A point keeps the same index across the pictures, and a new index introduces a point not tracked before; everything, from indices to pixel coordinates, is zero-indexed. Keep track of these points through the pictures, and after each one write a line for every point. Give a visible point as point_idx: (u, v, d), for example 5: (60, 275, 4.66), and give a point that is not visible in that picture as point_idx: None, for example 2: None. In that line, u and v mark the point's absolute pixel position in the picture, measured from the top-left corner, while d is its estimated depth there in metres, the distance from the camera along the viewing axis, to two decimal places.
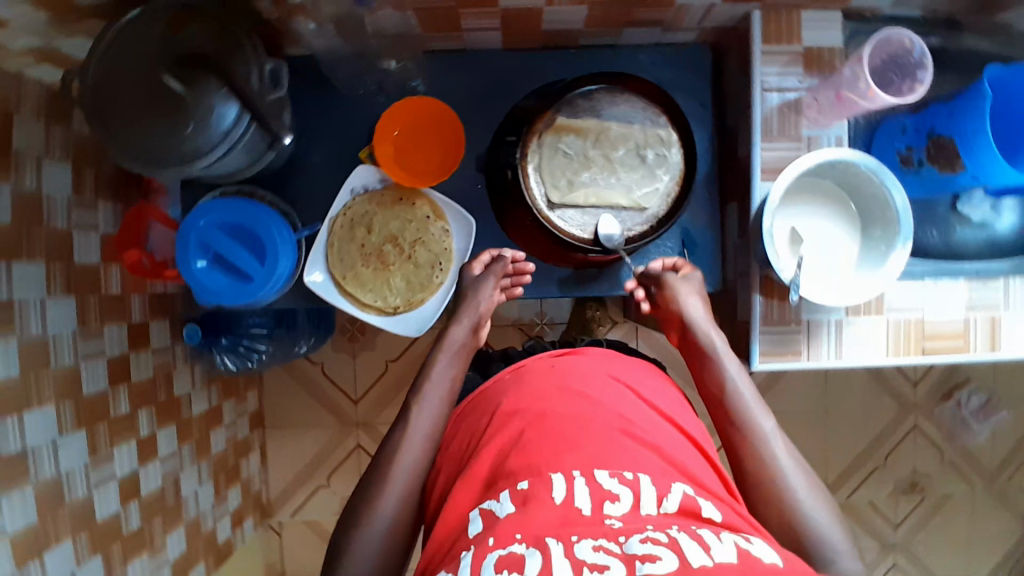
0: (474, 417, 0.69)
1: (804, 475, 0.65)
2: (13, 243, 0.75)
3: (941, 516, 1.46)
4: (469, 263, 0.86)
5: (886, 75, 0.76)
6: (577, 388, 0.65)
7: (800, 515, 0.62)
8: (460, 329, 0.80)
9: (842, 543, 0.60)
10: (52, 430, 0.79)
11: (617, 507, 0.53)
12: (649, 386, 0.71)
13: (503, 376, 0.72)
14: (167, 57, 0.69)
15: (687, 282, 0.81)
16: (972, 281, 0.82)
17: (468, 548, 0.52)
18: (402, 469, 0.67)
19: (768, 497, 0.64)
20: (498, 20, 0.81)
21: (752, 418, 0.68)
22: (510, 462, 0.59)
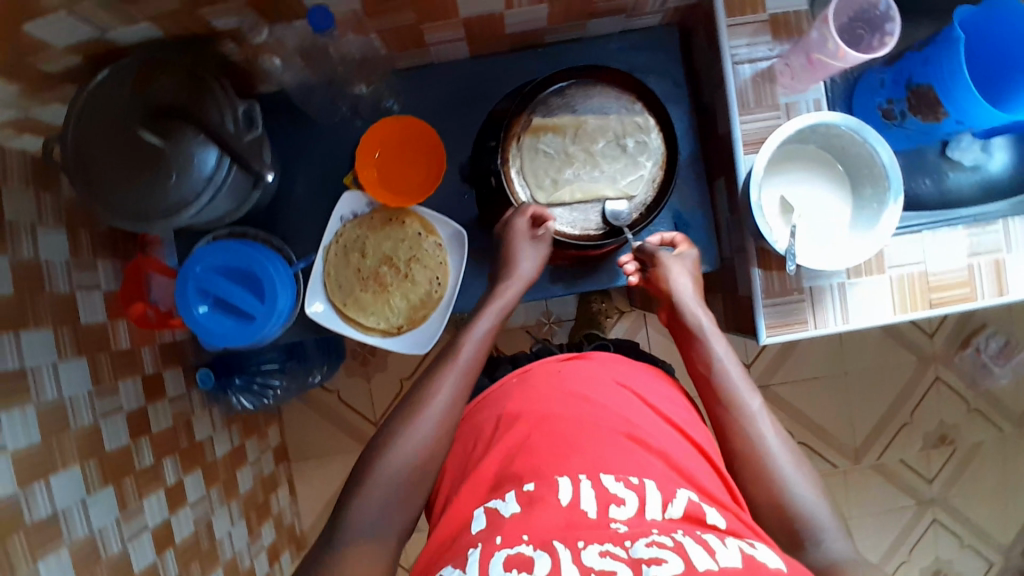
0: (480, 415, 0.71)
1: (792, 455, 0.64)
2: (18, 312, 0.76)
3: (974, 465, 1.44)
4: (517, 214, 0.80)
5: (856, 32, 0.75)
6: (584, 393, 0.67)
7: (782, 490, 0.61)
8: (506, 295, 0.77)
9: (830, 522, 0.59)
10: (79, 490, 0.80)
11: (622, 511, 0.55)
12: (653, 388, 0.72)
13: (509, 379, 0.73)
14: (141, 111, 0.70)
15: (681, 259, 0.81)
16: (972, 228, 0.81)
17: (474, 544, 0.55)
18: (433, 413, 0.65)
19: (754, 477, 0.63)
20: (461, 30, 0.82)
21: (740, 397, 0.69)
22: (514, 465, 0.61)
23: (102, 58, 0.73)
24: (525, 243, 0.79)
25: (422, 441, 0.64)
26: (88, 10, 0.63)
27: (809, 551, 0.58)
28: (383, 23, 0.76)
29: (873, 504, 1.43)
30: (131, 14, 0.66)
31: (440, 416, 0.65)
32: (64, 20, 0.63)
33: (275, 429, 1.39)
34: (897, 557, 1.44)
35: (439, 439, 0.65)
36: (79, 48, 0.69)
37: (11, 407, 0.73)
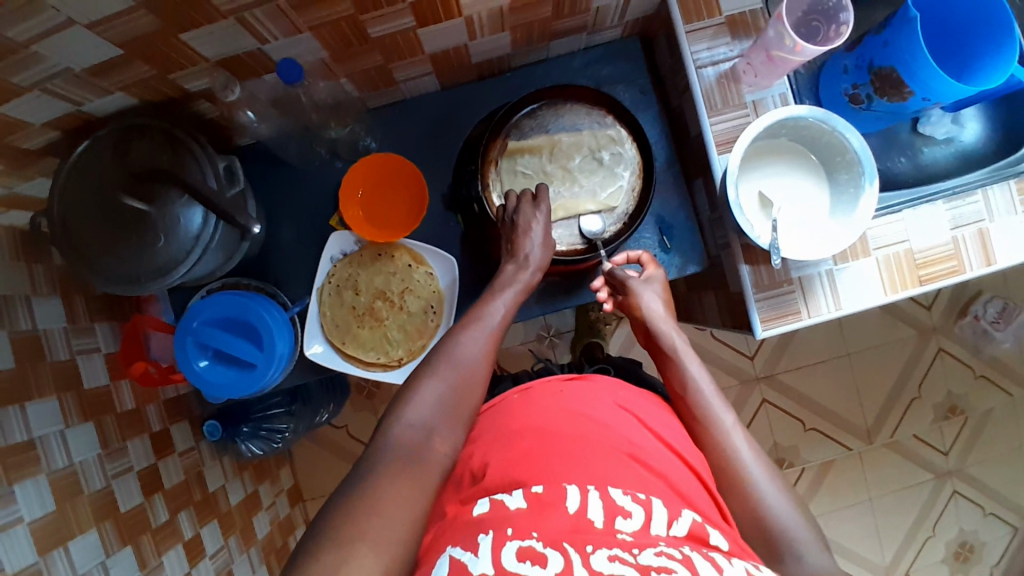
0: (485, 427, 0.71)
1: (766, 468, 0.67)
2: (22, 384, 0.77)
3: (988, 432, 1.44)
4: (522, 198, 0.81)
5: (812, 25, 0.77)
6: (591, 416, 0.68)
7: (764, 508, 0.64)
8: (526, 277, 0.76)
9: (805, 532, 0.62)
10: (98, 553, 0.80)
11: (628, 523, 0.55)
12: (657, 416, 0.72)
13: (510, 395, 0.74)
14: (125, 179, 0.72)
15: (650, 286, 0.80)
16: (950, 201, 0.82)
17: (484, 531, 0.55)
18: (462, 366, 0.66)
19: (740, 493, 0.65)
20: (429, 66, 0.84)
21: (714, 415, 0.71)
22: (519, 471, 0.61)
23: (80, 129, 0.75)
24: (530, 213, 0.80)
25: (451, 388, 0.64)
26: (62, 86, 0.65)
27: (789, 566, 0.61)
28: (353, 67, 0.79)
29: (892, 481, 1.43)
30: (104, 85, 0.68)
31: (469, 369, 0.66)
32: (39, 98, 0.65)
33: (287, 471, 1.39)
34: (922, 533, 1.43)
35: (468, 390, 0.65)
36: (57, 122, 0.71)
37: (21, 478, 0.73)
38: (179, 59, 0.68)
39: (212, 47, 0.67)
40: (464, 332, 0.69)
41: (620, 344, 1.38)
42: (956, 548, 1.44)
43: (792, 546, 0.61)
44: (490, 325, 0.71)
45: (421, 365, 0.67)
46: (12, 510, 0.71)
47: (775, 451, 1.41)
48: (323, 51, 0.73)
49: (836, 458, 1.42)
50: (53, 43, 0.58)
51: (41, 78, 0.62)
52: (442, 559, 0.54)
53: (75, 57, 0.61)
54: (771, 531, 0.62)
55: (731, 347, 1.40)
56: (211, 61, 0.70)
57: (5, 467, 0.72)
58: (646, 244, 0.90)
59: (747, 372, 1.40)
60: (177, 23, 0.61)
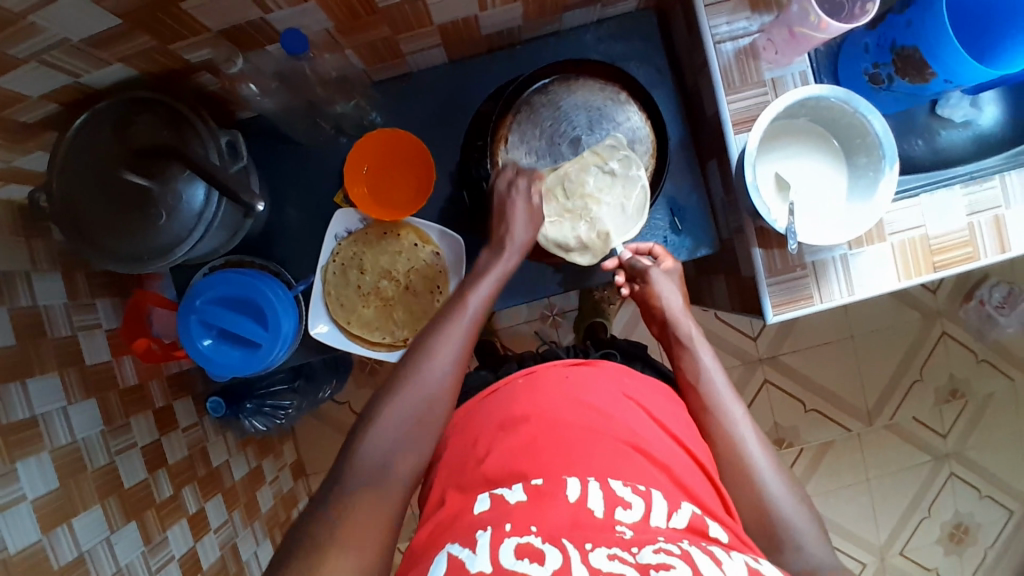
0: (485, 414, 0.69)
1: (771, 459, 0.67)
2: (23, 362, 0.76)
3: (988, 416, 1.45)
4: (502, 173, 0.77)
5: (837, 1, 0.74)
6: (594, 403, 0.67)
7: (771, 503, 0.64)
8: (502, 265, 0.73)
9: (805, 522, 0.63)
10: (103, 529, 0.80)
11: (628, 514, 0.56)
12: (664, 408, 0.71)
13: (515, 379, 0.72)
14: (125, 155, 0.70)
15: (669, 275, 0.79)
16: (967, 185, 0.80)
17: (482, 526, 0.55)
18: (427, 377, 0.63)
19: (746, 482, 0.66)
20: (438, 38, 0.82)
21: (723, 407, 0.70)
22: (522, 463, 0.61)
23: (79, 102, 0.72)
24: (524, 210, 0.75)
25: (418, 404, 0.62)
26: (60, 57, 0.62)
27: (789, 555, 0.61)
28: (359, 39, 0.76)
29: (890, 463, 1.44)
30: (103, 57, 0.65)
31: (434, 380, 0.63)
32: (35, 70, 0.62)
33: (290, 446, 1.40)
34: (918, 514, 1.45)
35: (433, 404, 0.62)
36: (55, 95, 0.68)
37: (24, 456, 0.73)
38: (181, 30, 0.65)
39: (215, 18, 0.64)
40: (435, 341, 0.65)
41: (622, 325, 1.38)
42: (951, 529, 1.46)
43: (795, 533, 0.62)
44: (455, 339, 0.65)
45: (390, 375, 0.64)
46: (15, 488, 0.70)
47: (775, 432, 1.42)
48: (330, 22, 0.71)
49: (835, 439, 1.43)
50: (49, 13, 0.56)
51: (38, 49, 0.60)
52: (440, 557, 0.54)
53: (73, 27, 0.59)
54: (771, 519, 0.63)
55: (736, 329, 1.39)
56: (213, 32, 0.67)
57: (7, 444, 0.71)
58: (657, 226, 0.88)
59: (751, 353, 1.40)
60: None
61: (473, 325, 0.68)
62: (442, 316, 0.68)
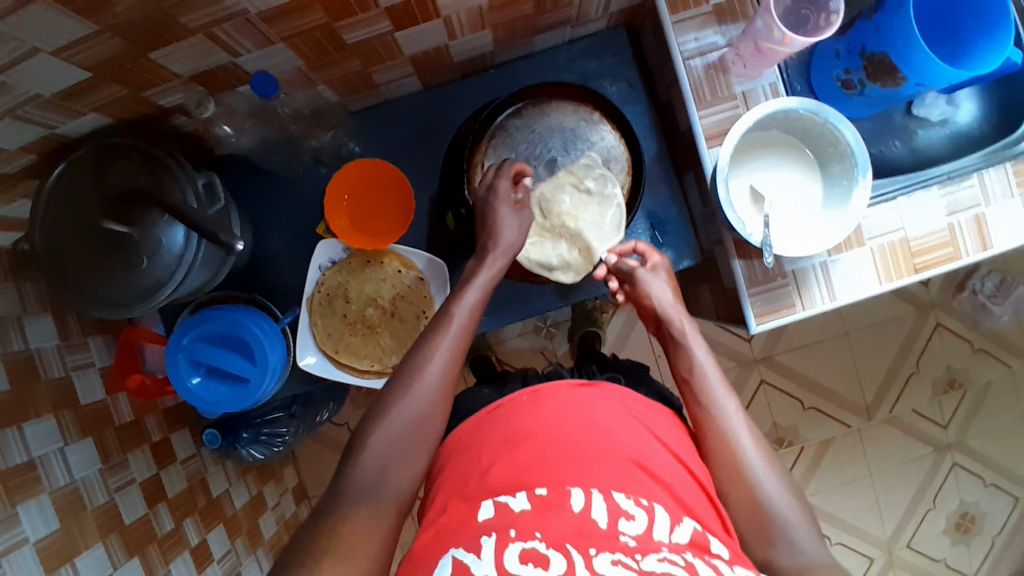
0: (488, 431, 0.69)
1: (766, 457, 0.66)
2: (18, 406, 0.77)
3: (986, 405, 1.45)
4: (496, 170, 0.78)
5: (801, 13, 0.75)
6: (600, 421, 0.67)
7: (765, 500, 0.63)
8: (488, 269, 0.73)
9: (799, 521, 0.62)
10: (105, 567, 0.81)
11: (631, 526, 0.56)
12: (666, 427, 0.71)
13: (518, 397, 0.72)
14: (103, 203, 0.70)
15: (657, 272, 0.78)
16: (946, 186, 0.80)
17: (487, 532, 0.56)
18: (424, 385, 0.63)
19: (738, 478, 0.65)
20: (410, 67, 0.82)
21: (716, 404, 0.70)
22: (524, 472, 0.62)
23: (57, 151, 0.73)
24: (511, 210, 0.76)
25: (412, 415, 0.62)
26: (34, 112, 0.63)
27: (781, 552, 0.61)
28: (331, 73, 0.77)
29: (892, 456, 1.44)
30: (77, 108, 0.66)
31: (430, 387, 0.63)
32: (10, 125, 0.63)
33: (290, 469, 1.41)
34: (923, 505, 1.45)
35: (429, 412, 0.63)
36: (33, 146, 0.69)
37: (24, 500, 0.74)
38: (152, 78, 0.66)
39: (184, 63, 0.65)
40: (424, 361, 0.65)
41: (617, 334, 1.38)
42: (956, 519, 1.46)
43: (789, 534, 0.61)
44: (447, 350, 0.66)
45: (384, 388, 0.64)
46: (16, 532, 0.71)
47: (774, 431, 1.42)
48: (300, 60, 0.71)
49: (835, 436, 1.43)
50: (20, 70, 0.56)
51: (11, 106, 0.60)
52: (445, 560, 0.56)
53: (44, 82, 0.59)
54: (764, 517, 0.63)
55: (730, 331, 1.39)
56: (183, 77, 0.68)
57: (7, 489, 0.72)
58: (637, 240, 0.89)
59: (745, 354, 1.40)
60: (147, 43, 0.60)
61: (460, 340, 0.67)
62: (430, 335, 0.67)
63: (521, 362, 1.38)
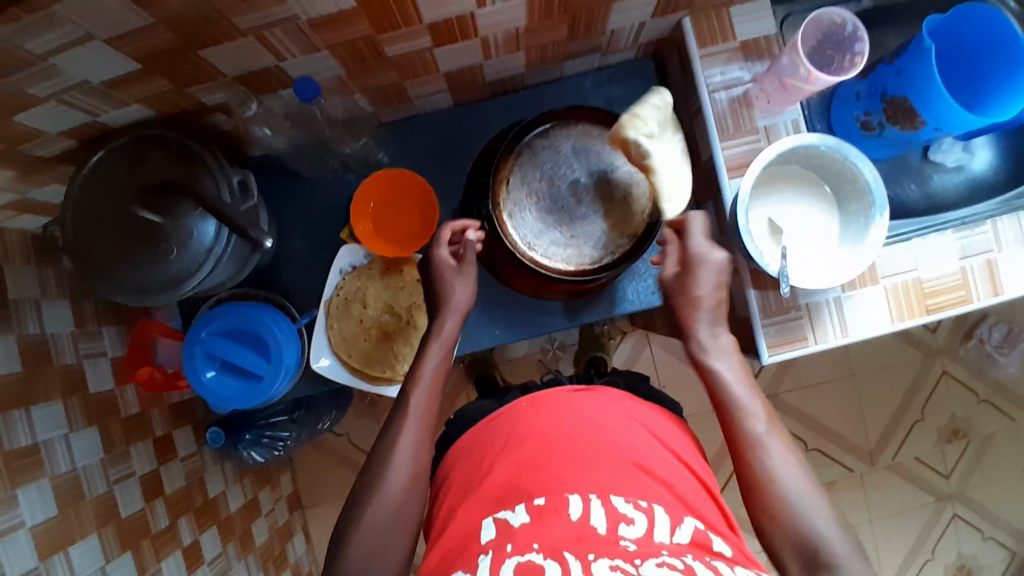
0: (487, 437, 0.70)
1: (803, 480, 0.64)
2: (28, 388, 0.77)
3: (989, 457, 1.44)
4: (437, 238, 0.78)
5: (826, 53, 0.77)
6: (597, 422, 0.67)
7: (808, 530, 0.61)
8: (445, 329, 0.75)
9: (843, 543, 0.60)
10: (98, 558, 0.80)
11: (631, 530, 0.56)
12: (665, 428, 0.72)
13: (518, 403, 0.72)
14: (136, 192, 0.72)
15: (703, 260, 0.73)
16: (959, 230, 0.82)
17: (485, 551, 0.57)
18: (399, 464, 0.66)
19: (773, 506, 0.63)
20: (444, 83, 0.85)
21: (747, 426, 0.67)
22: (524, 480, 0.62)
23: (94, 139, 0.75)
24: (456, 277, 0.76)
25: (399, 489, 0.65)
26: (78, 98, 0.65)
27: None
28: (367, 84, 0.79)
29: (893, 503, 1.42)
30: (120, 98, 0.68)
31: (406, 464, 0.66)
32: (55, 109, 0.65)
33: (287, 476, 1.41)
34: (922, 555, 1.43)
35: (416, 481, 0.66)
36: (72, 133, 0.71)
37: (25, 482, 0.74)
38: (195, 75, 0.68)
39: (229, 64, 0.68)
40: (395, 440, 0.67)
41: (624, 358, 1.39)
42: (954, 572, 1.44)
43: (831, 559, 0.59)
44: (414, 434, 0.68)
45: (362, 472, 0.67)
46: (13, 514, 0.71)
47: None
48: (340, 69, 0.74)
49: (836, 479, 1.42)
50: (71, 56, 0.58)
51: (58, 90, 0.62)
52: None
53: (92, 70, 0.61)
54: (806, 545, 0.60)
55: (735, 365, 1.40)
56: (228, 77, 0.70)
57: (9, 470, 0.72)
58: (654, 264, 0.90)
59: None
60: (198, 40, 0.62)
61: (423, 421, 0.70)
62: (394, 422, 0.69)
63: (523, 377, 1.39)
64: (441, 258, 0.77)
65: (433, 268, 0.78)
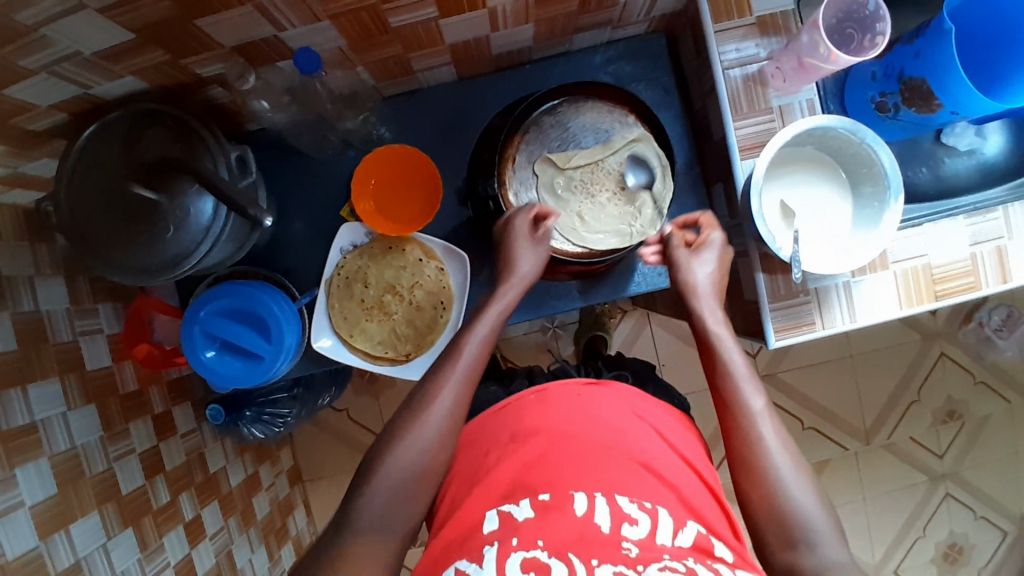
0: (491, 427, 0.69)
1: (793, 459, 0.62)
2: (24, 367, 0.76)
3: (983, 438, 1.46)
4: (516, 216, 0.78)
5: (846, 32, 0.75)
6: (607, 422, 0.67)
7: (785, 503, 0.60)
8: (504, 301, 0.74)
9: (825, 525, 0.59)
10: (100, 535, 0.80)
11: (635, 531, 0.57)
12: (676, 430, 0.70)
13: (526, 395, 0.70)
14: (131, 170, 0.70)
15: (706, 250, 0.75)
16: (971, 216, 0.81)
17: (489, 542, 0.57)
18: (427, 429, 0.63)
19: (754, 477, 0.62)
20: (448, 57, 0.82)
21: (741, 397, 0.66)
22: (531, 475, 0.62)
23: (87, 113, 0.72)
24: (525, 252, 0.76)
25: (426, 445, 0.63)
26: (70, 69, 0.62)
27: (802, 553, 0.58)
28: (370, 57, 0.76)
29: (886, 482, 1.44)
30: (114, 69, 0.65)
31: (433, 430, 0.64)
32: (46, 82, 0.62)
33: (287, 452, 1.41)
34: (913, 533, 1.45)
35: (441, 445, 0.64)
36: (64, 105, 0.68)
37: (24, 462, 0.73)
38: (191, 46, 0.65)
39: (226, 34, 0.65)
40: (424, 406, 0.65)
41: (621, 343, 1.38)
42: (945, 549, 1.46)
43: (812, 537, 0.59)
44: (450, 399, 0.65)
45: (386, 431, 0.65)
46: (14, 494, 0.71)
47: None
48: (341, 40, 0.71)
49: (831, 458, 1.43)
50: (61, 27, 0.56)
51: (48, 62, 0.60)
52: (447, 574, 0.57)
53: (82, 41, 0.59)
54: (785, 521, 0.59)
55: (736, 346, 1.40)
56: (225, 48, 0.67)
57: (7, 450, 0.71)
58: None
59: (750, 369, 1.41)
60: (193, 10, 0.59)
61: (465, 383, 0.67)
62: (427, 385, 0.66)
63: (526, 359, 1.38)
64: (513, 232, 0.77)
65: (505, 242, 0.77)
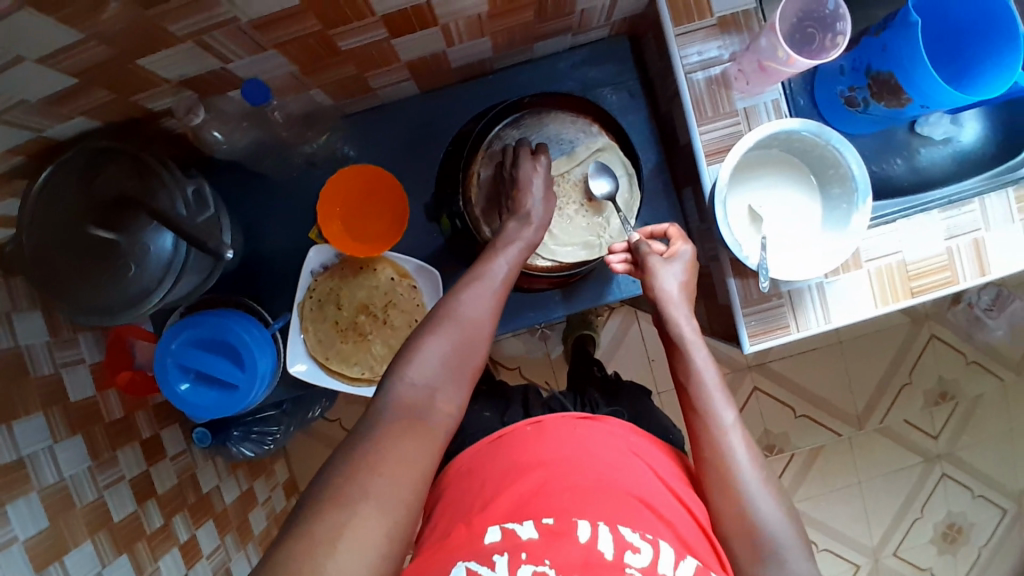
0: (491, 460, 0.69)
1: (761, 473, 0.62)
2: (7, 406, 0.75)
3: (977, 417, 1.45)
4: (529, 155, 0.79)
5: (807, 32, 0.73)
6: (603, 458, 0.67)
7: (756, 518, 0.60)
8: (529, 233, 0.72)
9: (790, 539, 0.60)
10: (94, 563, 0.81)
11: (638, 558, 0.57)
12: (667, 464, 0.70)
13: (523, 427, 0.72)
14: (89, 210, 0.68)
15: (670, 260, 0.71)
16: (945, 210, 0.79)
17: (498, 552, 0.57)
18: (463, 323, 0.61)
19: (728, 490, 0.62)
20: (407, 72, 0.81)
21: (713, 409, 0.64)
22: (531, 499, 0.61)
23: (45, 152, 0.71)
24: (540, 196, 0.76)
25: (458, 343, 0.60)
26: (20, 116, 0.61)
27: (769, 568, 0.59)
28: (325, 78, 0.75)
29: (882, 464, 1.44)
30: (65, 111, 0.64)
31: (470, 324, 0.61)
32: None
33: (282, 464, 1.42)
34: (911, 514, 1.45)
35: (470, 348, 0.60)
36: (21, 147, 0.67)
37: (12, 498, 0.73)
38: (140, 83, 0.64)
39: (173, 69, 0.64)
40: (457, 300, 0.62)
41: (606, 345, 1.38)
42: (943, 528, 1.47)
43: (779, 549, 0.59)
44: (481, 301, 0.63)
45: (418, 326, 0.61)
46: (4, 531, 0.71)
47: (765, 437, 1.41)
48: (293, 66, 0.70)
49: (825, 444, 1.43)
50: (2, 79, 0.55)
51: None
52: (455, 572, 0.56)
53: (28, 89, 0.58)
54: (755, 535, 0.60)
55: None
56: (173, 82, 0.66)
57: None
58: None
59: (740, 359, 1.40)
60: (135, 50, 0.58)
61: (497, 288, 0.65)
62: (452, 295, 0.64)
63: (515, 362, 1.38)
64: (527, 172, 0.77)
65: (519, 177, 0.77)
